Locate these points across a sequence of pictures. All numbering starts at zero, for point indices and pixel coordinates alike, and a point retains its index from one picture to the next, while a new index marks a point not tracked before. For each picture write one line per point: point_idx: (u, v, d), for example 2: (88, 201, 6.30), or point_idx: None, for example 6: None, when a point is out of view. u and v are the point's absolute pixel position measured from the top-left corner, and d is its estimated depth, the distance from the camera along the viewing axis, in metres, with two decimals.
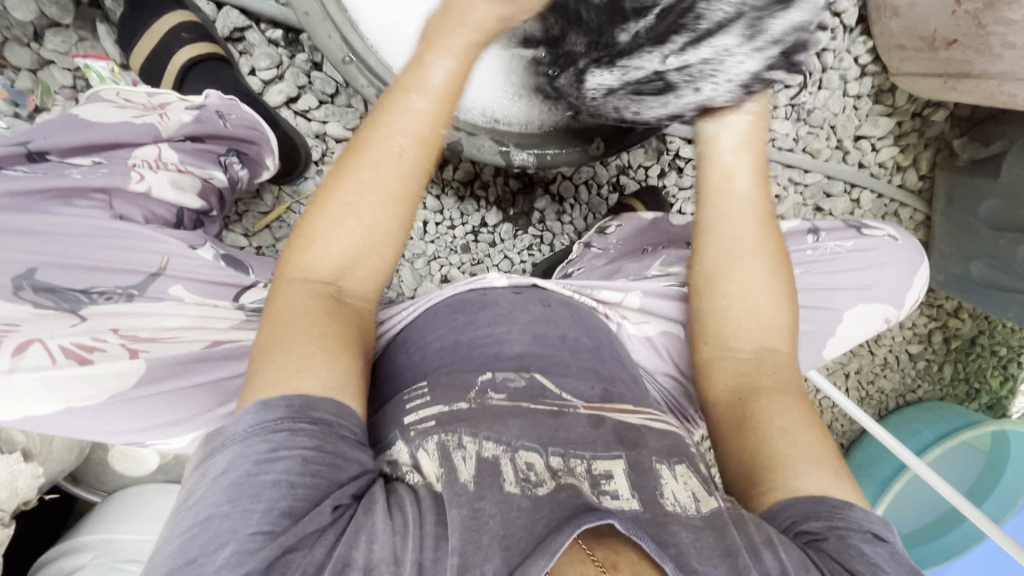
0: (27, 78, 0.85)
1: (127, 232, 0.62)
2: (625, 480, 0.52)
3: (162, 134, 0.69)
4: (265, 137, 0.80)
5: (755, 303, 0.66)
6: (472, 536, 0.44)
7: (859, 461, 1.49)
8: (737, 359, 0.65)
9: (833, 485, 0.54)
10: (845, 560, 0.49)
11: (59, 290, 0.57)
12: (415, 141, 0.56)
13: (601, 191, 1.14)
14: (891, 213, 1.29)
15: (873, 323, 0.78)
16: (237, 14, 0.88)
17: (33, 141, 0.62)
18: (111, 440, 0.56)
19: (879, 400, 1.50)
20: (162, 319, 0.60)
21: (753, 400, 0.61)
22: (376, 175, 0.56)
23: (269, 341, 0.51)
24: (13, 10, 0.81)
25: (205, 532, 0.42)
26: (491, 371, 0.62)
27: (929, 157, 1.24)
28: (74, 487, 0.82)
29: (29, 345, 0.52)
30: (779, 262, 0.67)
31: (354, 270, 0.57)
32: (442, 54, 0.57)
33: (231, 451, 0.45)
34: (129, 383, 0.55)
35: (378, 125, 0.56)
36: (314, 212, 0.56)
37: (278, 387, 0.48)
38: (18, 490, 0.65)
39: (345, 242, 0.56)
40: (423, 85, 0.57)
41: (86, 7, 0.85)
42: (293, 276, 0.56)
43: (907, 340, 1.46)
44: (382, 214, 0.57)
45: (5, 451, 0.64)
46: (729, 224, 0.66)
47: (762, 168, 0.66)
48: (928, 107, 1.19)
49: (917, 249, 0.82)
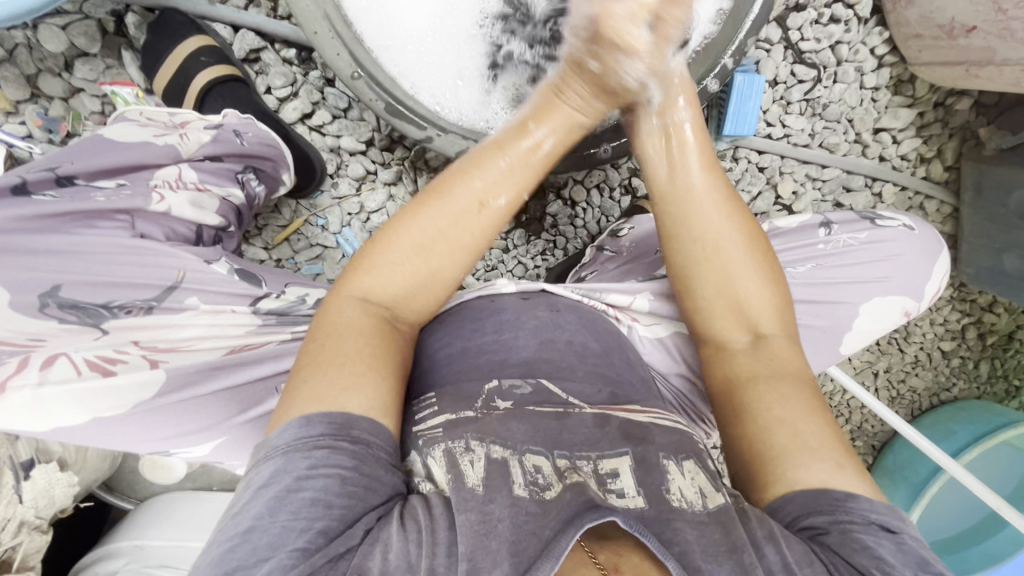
0: (60, 106, 0.90)
1: (147, 248, 0.64)
2: (631, 476, 0.53)
3: (181, 156, 0.72)
4: (280, 153, 0.83)
5: (738, 293, 0.66)
6: (483, 541, 0.44)
7: (893, 463, 1.45)
8: (733, 350, 0.66)
9: (835, 475, 0.53)
10: (847, 554, 0.49)
11: (82, 306, 0.58)
12: (499, 199, 0.62)
13: (614, 194, 1.13)
14: (916, 206, 1.25)
15: (892, 315, 0.76)
16: (253, 36, 0.91)
17: (61, 167, 0.64)
18: (137, 449, 0.59)
19: (911, 400, 1.46)
20: (180, 329, 0.62)
21: (749, 389, 0.62)
22: (454, 218, 0.60)
23: (320, 353, 0.53)
24: (46, 43, 0.86)
25: (247, 544, 0.44)
26: (497, 379, 0.62)
27: (954, 147, 1.20)
28: (109, 495, 0.85)
29: (55, 359, 0.55)
30: (756, 241, 0.68)
31: (409, 301, 0.60)
32: (542, 127, 0.65)
33: (273, 464, 0.47)
34: (151, 391, 0.59)
35: (467, 172, 0.61)
36: (390, 240, 0.59)
37: (325, 401, 0.50)
38: (54, 498, 0.68)
39: (408, 278, 0.59)
40: (515, 149, 0.63)
41: (112, 36, 0.89)
42: (351, 293, 0.58)
43: (939, 337, 1.41)
44: (451, 262, 0.61)
45: (43, 460, 0.68)
46: (690, 220, 0.67)
47: (710, 160, 0.69)
48: (951, 96, 1.16)
49: (935, 238, 0.80)
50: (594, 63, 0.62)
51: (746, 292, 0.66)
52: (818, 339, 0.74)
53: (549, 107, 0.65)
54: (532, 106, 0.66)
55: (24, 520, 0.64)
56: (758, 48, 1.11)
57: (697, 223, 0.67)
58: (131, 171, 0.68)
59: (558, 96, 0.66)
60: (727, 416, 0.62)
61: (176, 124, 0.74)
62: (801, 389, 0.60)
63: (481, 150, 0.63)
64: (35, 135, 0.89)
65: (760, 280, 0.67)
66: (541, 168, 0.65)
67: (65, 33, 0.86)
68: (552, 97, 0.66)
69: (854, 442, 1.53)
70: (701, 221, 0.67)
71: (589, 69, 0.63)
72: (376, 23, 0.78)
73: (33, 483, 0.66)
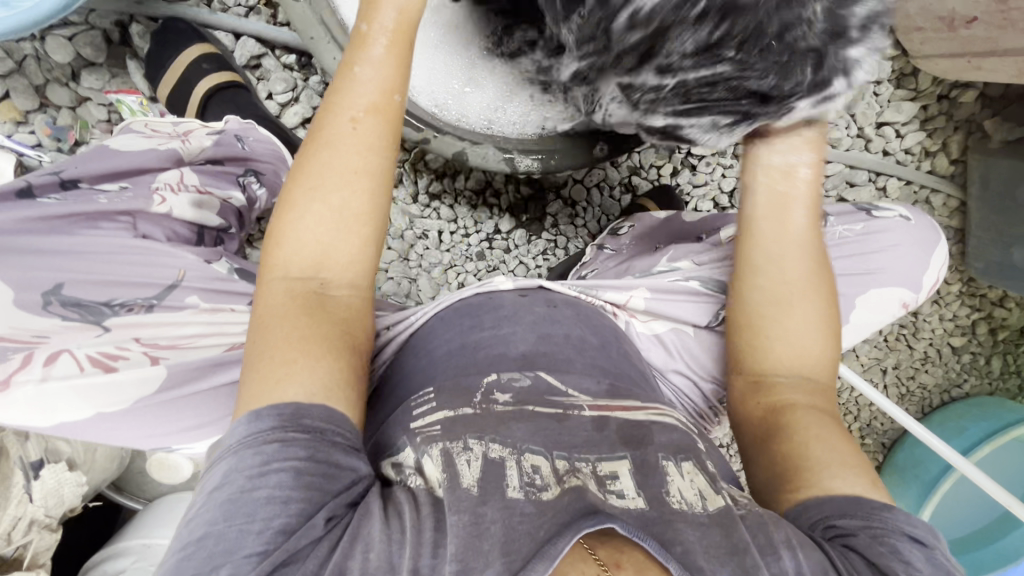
0: (68, 115, 0.92)
1: (151, 248, 0.65)
2: (630, 480, 0.53)
3: (182, 159, 0.73)
4: (282, 158, 0.85)
5: (803, 337, 0.65)
6: (474, 542, 0.45)
7: (903, 461, 1.43)
8: (783, 383, 0.64)
9: (871, 492, 0.54)
10: (872, 556, 0.49)
11: (85, 304, 0.59)
12: (366, 113, 0.59)
13: (614, 193, 1.14)
14: (922, 200, 1.24)
15: (889, 307, 0.76)
16: (253, 43, 0.93)
17: (64, 170, 0.65)
18: (139, 445, 0.62)
19: (921, 397, 1.43)
20: (178, 327, 0.63)
21: (790, 415, 0.61)
22: (336, 155, 0.58)
23: (255, 350, 0.54)
24: (53, 54, 0.88)
25: (201, 553, 0.45)
26: (496, 372, 0.63)
27: (959, 140, 1.19)
28: (118, 496, 0.87)
29: (59, 355, 0.58)
30: (827, 295, 0.66)
31: (331, 259, 0.58)
32: (376, 23, 0.60)
33: (226, 464, 0.48)
34: (152, 387, 0.61)
35: (330, 106, 0.59)
36: (285, 206, 0.58)
37: (265, 398, 0.51)
38: (64, 497, 0.69)
39: (316, 234, 0.57)
40: (369, 53, 0.60)
41: (117, 46, 0.91)
42: (273, 276, 0.58)
43: (949, 332, 1.39)
44: (351, 197, 0.58)
45: (52, 461, 0.69)
46: (775, 256, 0.66)
47: (815, 204, 0.66)
48: (956, 88, 1.15)
49: (931, 227, 0.79)
50: None
51: (810, 341, 0.65)
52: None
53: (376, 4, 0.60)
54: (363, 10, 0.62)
55: (34, 518, 0.66)
56: None
57: (787, 264, 0.65)
58: (134, 174, 0.70)
59: None
60: (767, 434, 0.61)
61: (179, 133, 0.75)
62: (837, 425, 0.61)
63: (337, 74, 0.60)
64: (43, 143, 0.92)
65: (823, 331, 0.65)
66: (405, 58, 0.61)
67: (71, 43, 0.88)
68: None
69: (864, 440, 1.50)
70: (789, 264, 0.65)
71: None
72: None
73: (42, 483, 0.68)
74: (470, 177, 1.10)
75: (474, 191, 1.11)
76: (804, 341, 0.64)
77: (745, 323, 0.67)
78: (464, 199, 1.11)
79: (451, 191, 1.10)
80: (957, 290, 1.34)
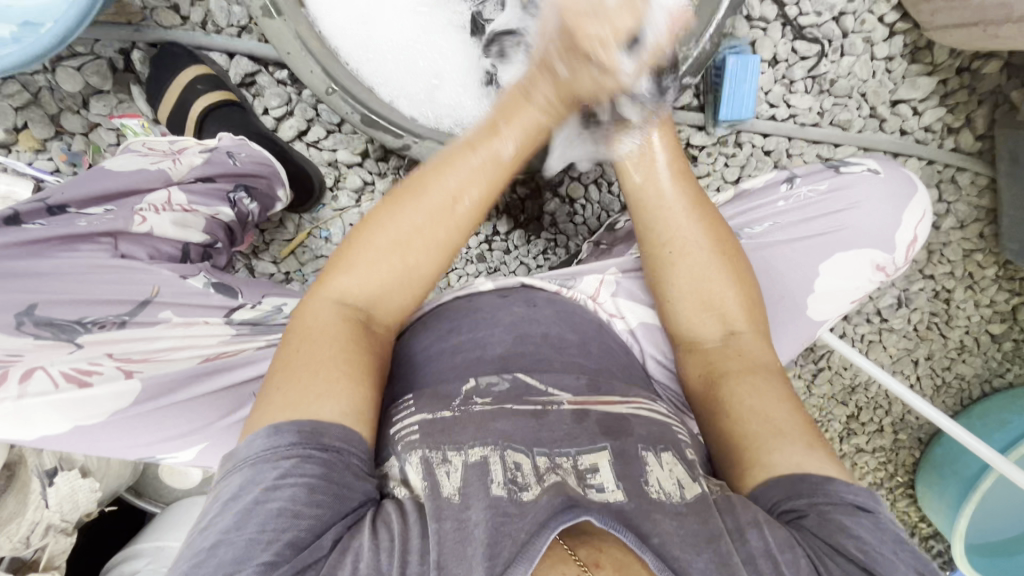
0: (81, 141, 0.98)
1: (127, 267, 0.69)
2: (611, 471, 0.53)
3: (172, 180, 0.78)
4: (274, 171, 0.90)
5: (708, 290, 0.70)
6: (458, 546, 0.45)
7: (940, 457, 1.34)
8: (705, 349, 0.69)
9: (806, 457, 0.56)
10: (826, 535, 0.51)
11: (57, 322, 0.63)
12: (473, 200, 0.62)
13: (613, 188, 1.11)
14: (947, 179, 1.17)
15: (861, 269, 0.80)
16: (247, 61, 0.96)
17: (51, 197, 0.70)
18: (126, 455, 0.66)
19: (959, 388, 1.33)
20: (153, 342, 0.67)
21: (722, 384, 0.65)
22: (428, 221, 0.61)
23: (296, 360, 0.55)
24: (64, 83, 0.94)
25: (212, 561, 0.45)
26: (474, 378, 0.62)
27: (985, 114, 1.11)
28: (138, 500, 0.91)
29: (33, 372, 0.60)
30: (725, 247, 0.70)
31: (386, 299, 0.62)
32: (512, 130, 0.61)
33: (242, 475, 0.49)
34: (128, 400, 0.64)
35: (442, 170, 0.61)
36: (366, 240, 0.61)
37: (299, 410, 0.51)
38: (78, 502, 0.76)
39: (383, 276, 0.61)
40: (490, 149, 0.61)
41: (121, 73, 0.96)
42: (326, 295, 0.60)
43: (987, 319, 1.28)
44: (428, 259, 0.62)
45: (66, 468, 0.74)
46: (673, 226, 0.70)
47: (683, 173, 0.71)
48: (977, 59, 1.08)
49: (907, 179, 0.82)
50: (564, 70, 0.56)
51: (713, 296, 0.69)
52: (778, 305, 0.80)
53: (517, 108, 0.61)
54: (501, 106, 0.62)
55: (50, 523, 0.72)
56: (753, 28, 1.06)
57: (672, 229, 0.70)
58: (125, 196, 0.74)
59: (526, 99, 0.60)
60: (708, 412, 0.65)
61: (172, 151, 0.80)
62: (774, 380, 0.63)
63: (453, 152, 0.62)
64: (61, 168, 0.98)
65: (729, 281, 0.70)
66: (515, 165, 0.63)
67: (79, 73, 0.93)
68: (521, 99, 0.61)
69: (896, 435, 1.42)
70: (679, 230, 0.70)
71: (558, 74, 0.57)
72: (354, 40, 0.83)
73: (56, 489, 0.73)
74: None
75: None
76: (704, 298, 0.69)
77: (659, 294, 0.72)
78: None
79: None
80: (993, 275, 1.24)
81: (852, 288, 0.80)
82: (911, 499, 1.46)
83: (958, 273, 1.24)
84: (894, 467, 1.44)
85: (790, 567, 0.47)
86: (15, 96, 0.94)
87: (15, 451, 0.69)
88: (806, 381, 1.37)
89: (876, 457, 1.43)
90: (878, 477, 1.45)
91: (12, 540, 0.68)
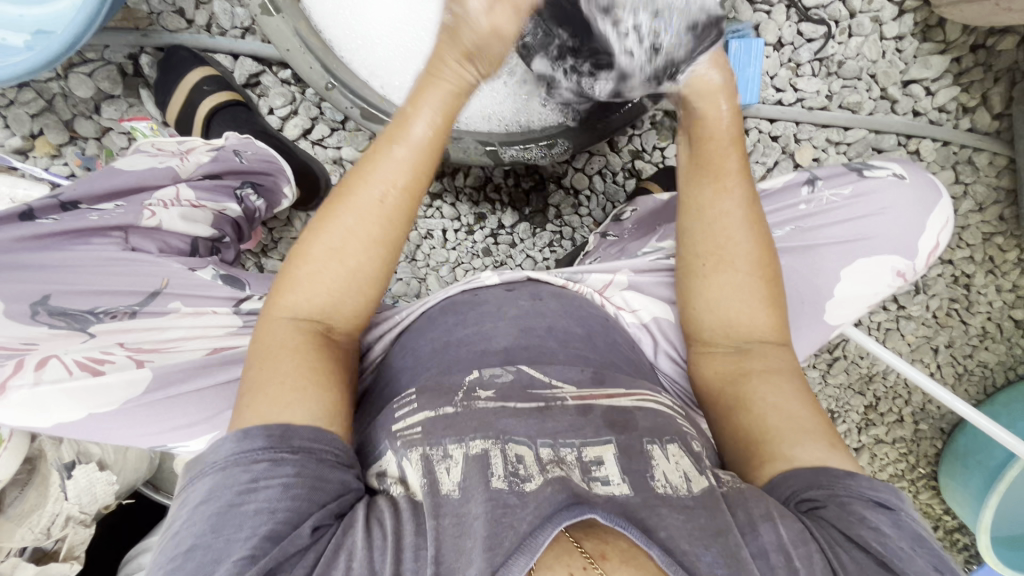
0: (94, 146, 1.00)
1: (137, 260, 0.72)
2: (617, 465, 0.52)
3: (180, 175, 0.80)
4: (280, 169, 0.91)
5: (742, 306, 0.67)
6: (457, 541, 0.45)
7: (965, 447, 1.30)
8: (720, 353, 0.67)
9: (829, 454, 0.56)
10: (844, 526, 0.50)
11: (70, 313, 0.66)
12: (400, 189, 0.59)
13: (617, 178, 1.12)
14: (964, 160, 1.14)
15: (880, 275, 0.78)
16: (251, 62, 0.98)
17: (64, 193, 0.72)
18: (140, 443, 0.67)
19: (981, 376, 1.28)
20: (162, 332, 0.70)
21: (745, 384, 0.63)
22: (359, 222, 0.59)
23: (256, 375, 0.55)
24: (77, 90, 0.97)
25: (199, 551, 0.46)
26: (479, 370, 0.62)
27: (1001, 92, 1.08)
28: (155, 494, 0.94)
29: (47, 361, 0.63)
30: (767, 275, 0.67)
31: (339, 310, 0.60)
32: (424, 106, 0.59)
33: (209, 480, 0.48)
34: (139, 388, 0.66)
35: (362, 173, 0.59)
36: (305, 254, 0.59)
37: (265, 415, 0.51)
38: (96, 496, 0.79)
39: (333, 285, 0.59)
40: (409, 138, 0.59)
41: (131, 78, 0.99)
42: (281, 314, 0.59)
43: (1010, 304, 1.24)
44: (369, 258, 0.59)
45: (84, 461, 0.79)
46: (712, 231, 0.67)
47: (750, 182, 0.67)
48: (992, 35, 1.05)
49: (931, 185, 0.81)
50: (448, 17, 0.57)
51: (742, 316, 0.67)
52: (799, 310, 0.79)
53: (421, 86, 0.59)
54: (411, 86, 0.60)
55: (70, 515, 0.76)
56: (756, 11, 1.05)
57: (712, 236, 0.67)
58: (132, 193, 0.77)
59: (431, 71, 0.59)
60: (726, 405, 0.64)
61: (180, 151, 0.82)
62: (795, 383, 0.62)
63: (375, 145, 0.60)
64: (76, 172, 1.01)
65: (762, 301, 0.67)
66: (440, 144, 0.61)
67: (91, 79, 0.97)
68: (426, 73, 0.59)
69: (917, 425, 1.38)
70: (722, 237, 0.67)
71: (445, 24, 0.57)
72: (342, 27, 0.83)
73: (75, 482, 0.77)
74: (469, 175, 1.11)
75: (474, 188, 1.12)
76: (735, 320, 0.67)
77: (683, 299, 0.70)
78: (465, 196, 1.12)
79: (451, 189, 1.11)
80: (1016, 258, 1.20)
81: (873, 295, 0.79)
82: (933, 490, 1.42)
83: (977, 257, 1.21)
84: (915, 458, 1.41)
85: (802, 563, 0.47)
86: (31, 104, 0.97)
87: (35, 446, 0.75)
88: (822, 371, 1.34)
89: (896, 448, 1.40)
90: (898, 468, 1.41)
91: (35, 531, 0.73)
